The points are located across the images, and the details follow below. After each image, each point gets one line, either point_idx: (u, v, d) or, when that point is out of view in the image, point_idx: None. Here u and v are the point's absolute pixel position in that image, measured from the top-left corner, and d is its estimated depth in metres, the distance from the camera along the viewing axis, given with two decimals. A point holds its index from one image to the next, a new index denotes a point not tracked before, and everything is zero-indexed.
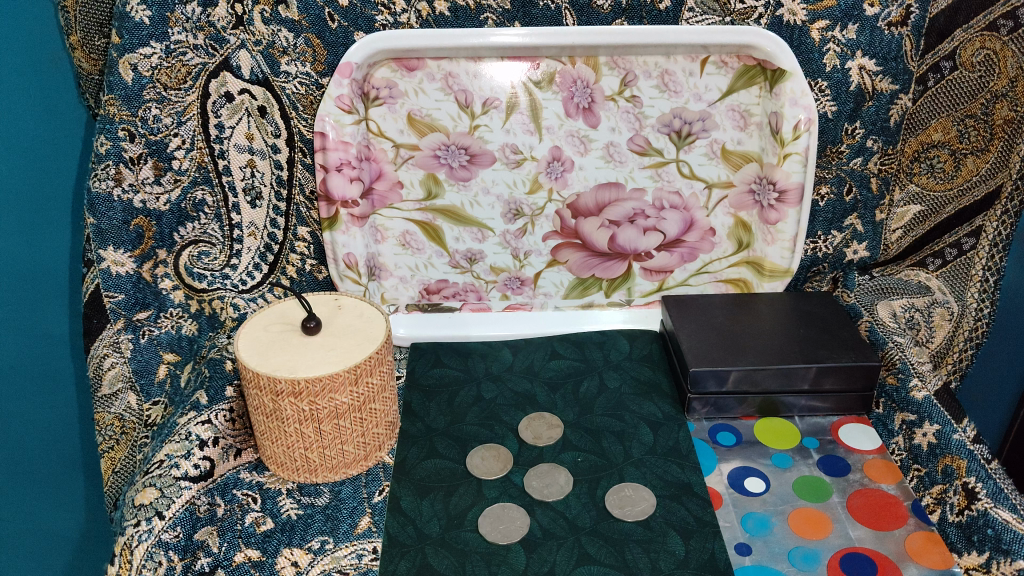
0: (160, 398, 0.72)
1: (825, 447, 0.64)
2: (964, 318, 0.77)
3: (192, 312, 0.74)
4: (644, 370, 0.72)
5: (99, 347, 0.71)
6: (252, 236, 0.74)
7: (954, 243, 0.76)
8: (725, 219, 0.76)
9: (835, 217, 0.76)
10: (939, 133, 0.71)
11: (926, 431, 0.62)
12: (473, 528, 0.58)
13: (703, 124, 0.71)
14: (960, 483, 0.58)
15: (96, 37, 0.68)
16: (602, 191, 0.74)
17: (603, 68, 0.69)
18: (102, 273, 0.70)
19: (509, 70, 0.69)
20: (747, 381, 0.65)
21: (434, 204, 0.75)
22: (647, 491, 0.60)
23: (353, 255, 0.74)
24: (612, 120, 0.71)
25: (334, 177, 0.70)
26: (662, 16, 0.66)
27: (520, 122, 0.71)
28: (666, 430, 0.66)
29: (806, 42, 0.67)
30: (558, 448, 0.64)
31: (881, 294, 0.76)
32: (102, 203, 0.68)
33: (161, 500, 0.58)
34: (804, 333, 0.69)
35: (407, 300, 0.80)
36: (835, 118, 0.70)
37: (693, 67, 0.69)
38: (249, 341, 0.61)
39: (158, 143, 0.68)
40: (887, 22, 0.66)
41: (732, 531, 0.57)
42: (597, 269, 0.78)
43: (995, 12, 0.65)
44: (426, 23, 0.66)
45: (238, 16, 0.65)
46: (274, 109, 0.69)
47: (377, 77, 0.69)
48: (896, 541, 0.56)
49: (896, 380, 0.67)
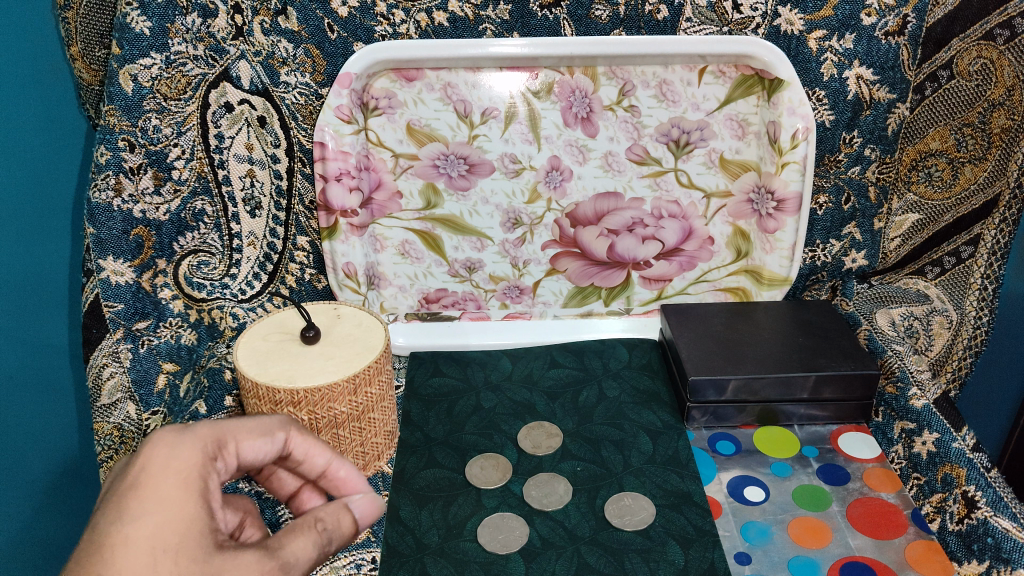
0: (159, 407, 0.70)
1: (824, 455, 0.64)
2: (964, 326, 0.76)
3: (192, 322, 0.75)
4: (644, 379, 0.72)
5: (99, 358, 0.69)
6: (252, 245, 0.75)
7: (953, 251, 0.76)
8: (724, 227, 0.76)
9: (834, 225, 0.76)
10: (937, 141, 0.71)
11: (926, 439, 0.62)
12: (473, 538, 0.58)
13: (702, 133, 0.72)
14: (960, 491, 0.57)
15: (96, 47, 0.69)
16: (600, 200, 0.75)
17: (602, 78, 0.69)
18: (102, 282, 0.69)
19: (508, 80, 0.70)
20: (746, 390, 0.65)
21: (434, 213, 0.75)
22: (647, 500, 0.60)
23: (353, 263, 0.74)
24: (611, 129, 0.72)
25: (334, 187, 0.70)
26: (660, 26, 0.67)
27: (519, 132, 0.71)
28: (666, 439, 0.66)
29: (804, 52, 0.67)
30: (558, 457, 0.65)
31: (880, 302, 0.76)
32: (102, 213, 0.67)
33: None
34: (803, 341, 0.69)
35: (407, 308, 0.80)
36: (833, 127, 0.71)
37: (691, 77, 0.69)
38: (248, 351, 0.61)
39: (158, 154, 0.68)
40: (884, 32, 0.66)
41: (732, 540, 0.57)
42: (596, 278, 0.78)
43: (992, 21, 0.65)
44: (425, 34, 0.67)
45: (238, 27, 0.66)
46: (273, 119, 0.69)
47: (377, 87, 0.70)
48: (896, 550, 0.56)
49: (895, 389, 0.66)
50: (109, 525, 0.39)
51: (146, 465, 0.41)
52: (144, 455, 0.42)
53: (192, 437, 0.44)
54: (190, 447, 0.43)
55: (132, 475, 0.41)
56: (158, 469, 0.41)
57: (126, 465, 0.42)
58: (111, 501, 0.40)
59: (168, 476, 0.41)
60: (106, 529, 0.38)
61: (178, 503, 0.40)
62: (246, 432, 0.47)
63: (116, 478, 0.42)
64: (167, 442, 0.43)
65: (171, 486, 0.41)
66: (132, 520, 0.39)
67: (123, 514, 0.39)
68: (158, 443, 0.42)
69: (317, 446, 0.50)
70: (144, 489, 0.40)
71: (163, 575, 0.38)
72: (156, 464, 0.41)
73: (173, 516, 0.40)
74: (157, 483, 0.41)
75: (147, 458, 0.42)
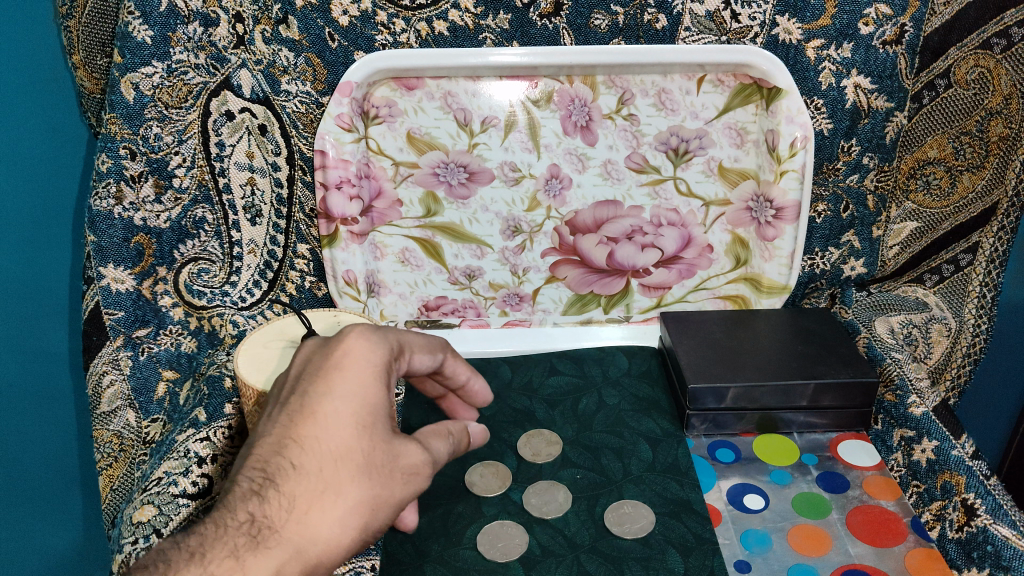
0: (158, 415, 0.71)
1: (824, 463, 0.64)
2: (963, 333, 0.76)
3: (192, 329, 0.74)
4: (643, 387, 0.72)
5: (99, 365, 0.70)
6: (252, 253, 0.75)
7: (951, 259, 0.76)
8: (723, 235, 0.76)
9: (832, 234, 0.76)
10: (935, 150, 0.72)
11: (925, 447, 0.62)
12: (472, 546, 0.58)
13: (701, 141, 0.72)
14: (960, 499, 0.57)
15: (98, 56, 0.69)
16: (600, 208, 0.75)
17: (601, 87, 0.70)
18: (102, 290, 0.70)
19: (508, 89, 0.70)
20: (746, 398, 0.65)
21: (434, 221, 0.75)
22: (647, 508, 0.60)
23: (353, 271, 0.75)
24: (610, 138, 0.72)
25: (334, 195, 0.71)
26: (659, 36, 0.67)
27: (519, 141, 0.72)
28: (666, 446, 0.66)
29: (802, 61, 0.68)
30: (557, 465, 0.65)
31: (878, 310, 0.76)
32: (103, 220, 0.68)
33: (159, 517, 0.57)
34: (802, 349, 0.69)
35: (407, 316, 0.80)
36: (830, 135, 0.71)
37: (690, 86, 0.70)
38: (249, 358, 0.58)
39: (158, 162, 0.68)
40: (881, 41, 0.67)
41: (732, 548, 0.57)
42: (596, 286, 0.78)
43: (989, 31, 0.66)
44: (426, 43, 0.67)
45: (239, 36, 0.66)
46: (274, 127, 0.70)
47: (377, 95, 0.70)
48: (896, 558, 0.56)
49: (894, 397, 0.66)
50: (318, 399, 0.44)
51: (349, 352, 0.45)
52: (346, 346, 0.46)
53: (384, 334, 0.47)
54: (381, 344, 0.46)
55: (336, 359, 0.45)
56: (359, 358, 0.45)
57: (328, 347, 0.46)
58: (317, 378, 0.45)
59: (366, 365, 0.45)
60: (315, 401, 0.44)
61: (373, 391, 0.45)
62: (421, 345, 0.51)
63: (314, 355, 0.46)
64: (364, 335, 0.46)
65: (366, 376, 0.45)
66: (337, 397, 0.44)
67: (329, 392, 0.44)
68: (357, 334, 0.46)
69: (461, 362, 0.56)
70: (347, 375, 0.45)
71: (359, 449, 0.43)
72: (355, 353, 0.45)
73: (369, 400, 0.44)
74: (358, 370, 0.45)
75: (348, 347, 0.46)
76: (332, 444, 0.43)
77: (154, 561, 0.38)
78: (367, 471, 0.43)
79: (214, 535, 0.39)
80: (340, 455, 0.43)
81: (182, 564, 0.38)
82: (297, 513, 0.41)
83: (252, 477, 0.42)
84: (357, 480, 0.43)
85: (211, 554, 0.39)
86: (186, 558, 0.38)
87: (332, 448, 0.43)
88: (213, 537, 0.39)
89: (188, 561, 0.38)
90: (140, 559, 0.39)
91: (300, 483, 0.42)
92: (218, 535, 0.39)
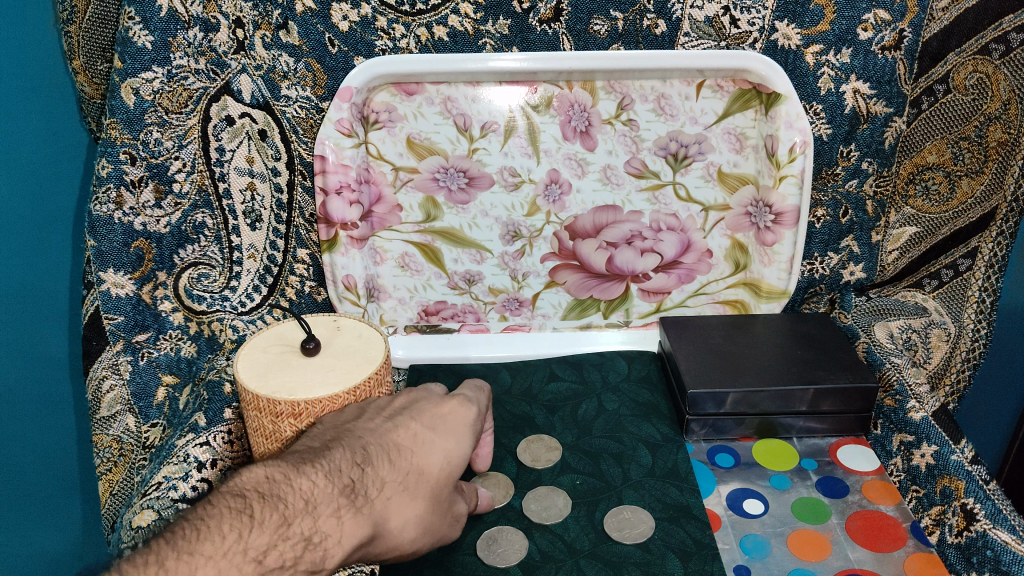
0: (158, 420, 0.70)
1: (824, 468, 0.64)
2: (962, 339, 0.77)
3: (192, 334, 0.74)
4: (643, 392, 0.72)
5: (99, 370, 0.70)
6: (252, 258, 0.75)
7: (950, 264, 0.76)
8: (722, 240, 0.76)
9: (832, 238, 0.76)
10: (934, 155, 0.72)
11: (924, 452, 0.62)
12: (472, 552, 0.57)
13: (700, 147, 0.72)
14: (960, 504, 0.57)
15: (98, 61, 0.70)
16: (599, 214, 0.75)
17: (600, 92, 0.70)
18: (102, 294, 0.70)
19: (508, 94, 0.70)
20: (745, 403, 0.65)
21: (434, 226, 0.75)
22: (646, 513, 0.60)
23: (352, 276, 0.74)
24: (609, 143, 0.72)
25: (334, 201, 0.71)
26: (659, 41, 0.67)
27: (518, 146, 0.72)
28: (665, 451, 0.66)
29: (800, 66, 0.68)
30: (557, 471, 0.65)
31: (878, 315, 0.76)
32: (103, 225, 0.68)
33: (159, 522, 0.57)
34: (801, 354, 0.69)
35: (407, 321, 0.80)
36: (830, 141, 0.71)
37: (689, 91, 0.70)
38: (248, 364, 0.57)
39: (158, 167, 0.68)
40: (880, 46, 0.67)
41: (731, 554, 0.57)
42: (595, 290, 0.79)
43: (987, 36, 0.67)
44: (426, 49, 0.67)
45: (239, 42, 0.66)
46: (274, 132, 0.70)
47: (377, 100, 0.70)
48: (896, 563, 0.56)
49: (893, 402, 0.66)
50: (421, 428, 0.54)
51: (453, 411, 0.56)
52: None
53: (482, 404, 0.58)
54: (479, 412, 0.57)
55: (444, 411, 0.56)
56: (461, 416, 0.56)
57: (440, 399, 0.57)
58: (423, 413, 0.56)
59: (465, 422, 0.56)
60: (417, 426, 0.54)
61: (464, 443, 0.55)
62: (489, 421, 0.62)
63: (421, 401, 0.57)
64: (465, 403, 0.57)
65: (462, 431, 0.55)
66: (436, 431, 0.54)
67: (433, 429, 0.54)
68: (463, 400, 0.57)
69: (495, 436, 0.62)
70: (448, 423, 0.55)
71: (434, 475, 0.53)
72: (459, 412, 0.56)
73: (461, 448, 0.54)
74: (457, 423, 0.56)
75: (454, 408, 0.57)
76: (422, 460, 0.53)
77: (272, 494, 0.47)
78: (424, 500, 0.52)
79: (322, 486, 0.49)
80: (423, 473, 0.53)
81: (294, 508, 0.47)
82: (382, 497, 0.51)
83: (355, 451, 0.51)
84: (424, 499, 0.52)
85: (319, 507, 0.48)
86: (299, 502, 0.48)
87: (420, 465, 0.53)
88: (320, 488, 0.49)
89: (300, 508, 0.47)
90: (253, 483, 0.48)
91: (390, 479, 0.51)
92: (326, 489, 0.49)
